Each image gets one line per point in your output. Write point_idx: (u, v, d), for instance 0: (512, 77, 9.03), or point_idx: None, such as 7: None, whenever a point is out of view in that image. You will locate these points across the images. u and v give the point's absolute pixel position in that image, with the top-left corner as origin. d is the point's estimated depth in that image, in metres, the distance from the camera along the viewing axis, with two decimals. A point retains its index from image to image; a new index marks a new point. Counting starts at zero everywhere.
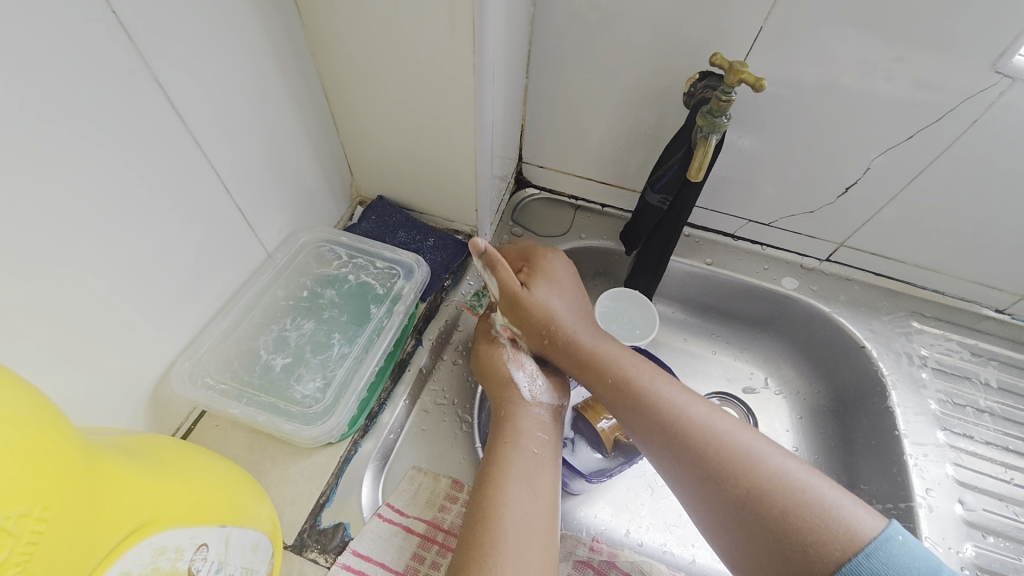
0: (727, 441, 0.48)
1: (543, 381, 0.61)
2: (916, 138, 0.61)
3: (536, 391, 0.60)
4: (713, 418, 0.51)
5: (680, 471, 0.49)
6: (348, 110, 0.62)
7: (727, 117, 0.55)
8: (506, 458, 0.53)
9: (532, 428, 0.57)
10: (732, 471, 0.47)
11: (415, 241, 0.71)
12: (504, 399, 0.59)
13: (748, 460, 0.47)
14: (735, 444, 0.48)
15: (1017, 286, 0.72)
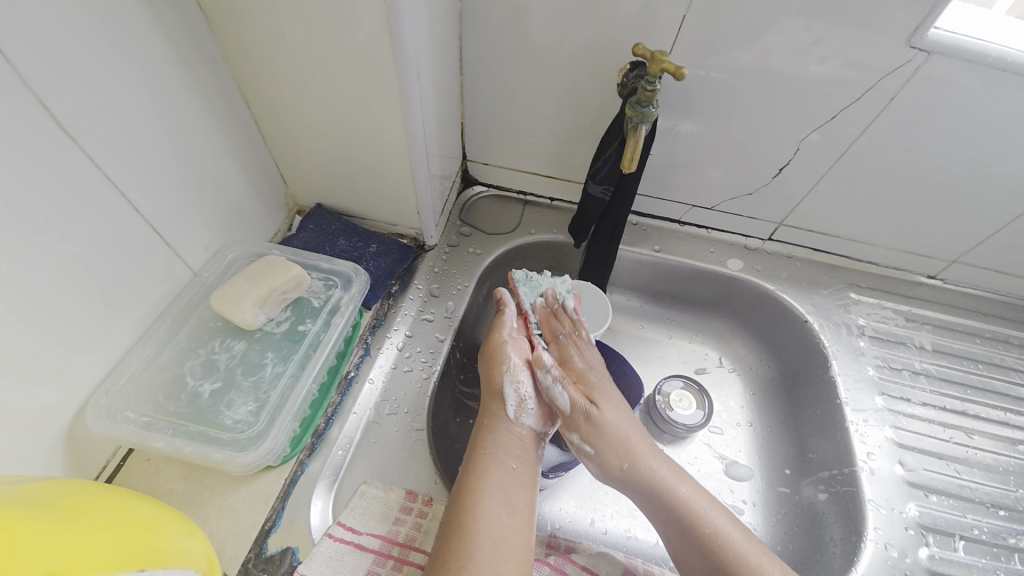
0: (719, 531, 0.53)
1: (533, 406, 0.59)
2: (840, 116, 0.63)
3: (523, 413, 0.59)
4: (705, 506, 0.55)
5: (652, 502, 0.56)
6: (271, 116, 0.59)
7: (654, 106, 0.54)
8: (482, 476, 0.53)
9: (514, 450, 0.56)
10: (713, 544, 0.53)
11: (357, 249, 0.69)
12: (492, 412, 0.59)
13: (731, 542, 0.53)
14: (723, 519, 0.55)
15: (941, 252, 0.76)
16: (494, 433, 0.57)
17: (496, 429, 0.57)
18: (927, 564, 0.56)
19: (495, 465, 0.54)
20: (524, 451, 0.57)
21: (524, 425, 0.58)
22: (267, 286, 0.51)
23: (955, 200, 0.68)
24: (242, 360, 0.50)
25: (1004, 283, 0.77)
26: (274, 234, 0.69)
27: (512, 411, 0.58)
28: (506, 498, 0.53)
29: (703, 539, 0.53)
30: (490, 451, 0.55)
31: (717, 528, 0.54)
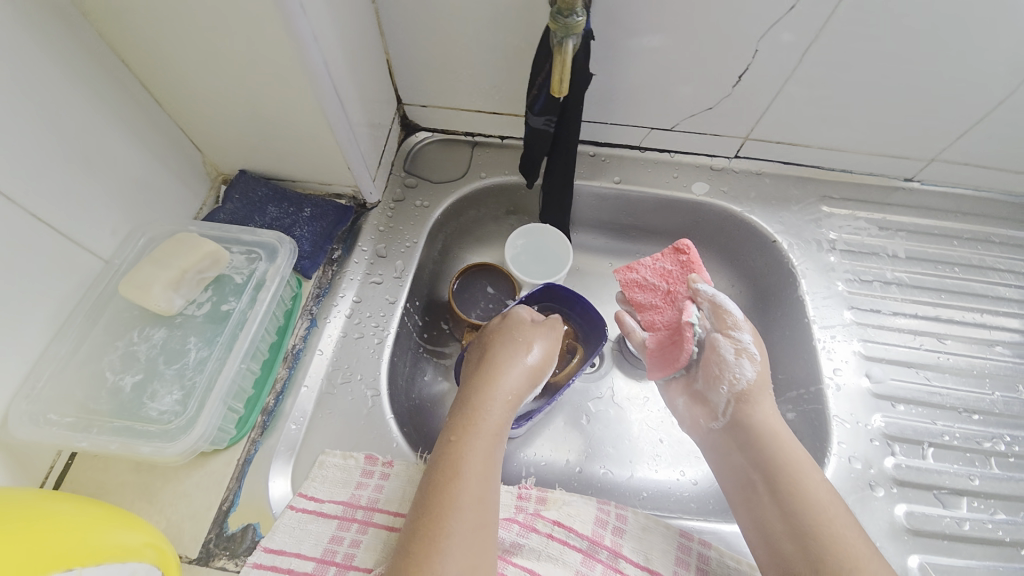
0: (779, 437, 0.49)
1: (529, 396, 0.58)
2: (798, 7, 0.56)
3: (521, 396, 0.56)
4: (778, 423, 0.50)
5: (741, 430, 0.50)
6: (158, 76, 0.52)
7: (579, 14, 0.47)
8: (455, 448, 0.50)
9: (493, 433, 0.52)
10: (783, 459, 0.48)
11: (288, 215, 0.64)
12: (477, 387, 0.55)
13: (791, 462, 0.47)
14: (787, 434, 0.49)
15: (917, 151, 0.71)
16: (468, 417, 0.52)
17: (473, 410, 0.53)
18: (892, 473, 0.55)
19: (472, 451, 0.50)
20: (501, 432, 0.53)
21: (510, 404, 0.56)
22: (178, 267, 0.48)
23: (930, 91, 0.63)
24: (163, 347, 0.48)
25: (983, 179, 0.73)
26: (197, 209, 0.63)
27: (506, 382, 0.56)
28: (483, 483, 0.48)
29: (770, 466, 0.48)
30: (465, 438, 0.51)
31: (781, 450, 0.48)
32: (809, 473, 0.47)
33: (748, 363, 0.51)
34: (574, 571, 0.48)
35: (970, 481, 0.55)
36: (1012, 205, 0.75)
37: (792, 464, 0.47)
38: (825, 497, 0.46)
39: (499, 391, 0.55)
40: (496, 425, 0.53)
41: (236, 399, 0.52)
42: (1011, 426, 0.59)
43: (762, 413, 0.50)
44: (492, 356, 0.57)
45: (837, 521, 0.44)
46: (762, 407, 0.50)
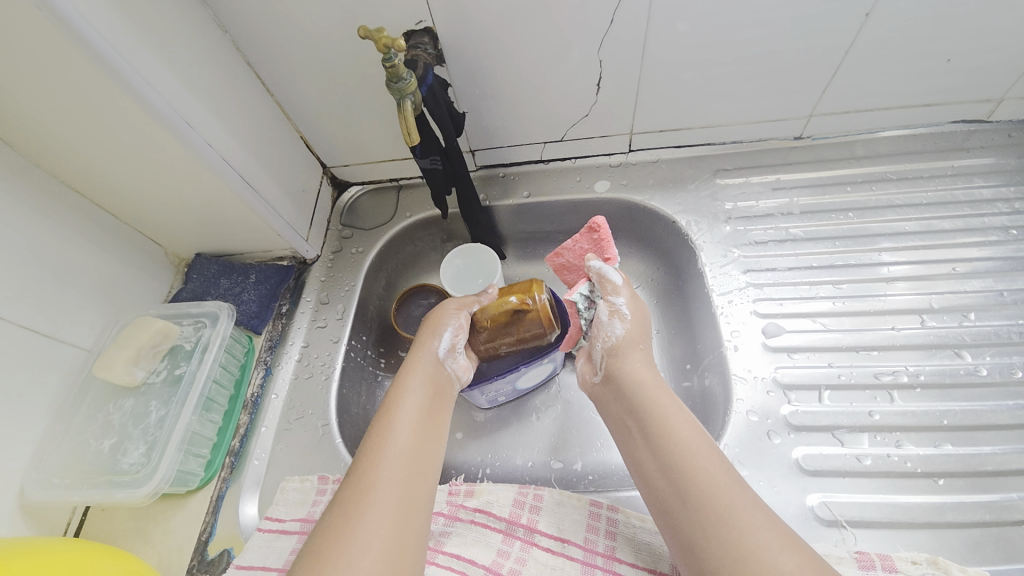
0: (645, 383, 0.56)
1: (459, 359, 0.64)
2: (619, 18, 0.62)
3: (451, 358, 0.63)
4: (647, 375, 0.57)
5: (620, 386, 0.58)
6: (107, 197, 0.65)
7: (408, 77, 0.56)
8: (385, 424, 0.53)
9: (423, 406, 0.56)
10: (647, 399, 0.54)
11: (238, 284, 0.75)
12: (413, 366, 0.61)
13: (660, 404, 0.54)
14: (657, 384, 0.56)
15: (792, 112, 0.74)
16: (415, 373, 0.59)
17: (419, 368, 0.60)
18: (788, 420, 0.58)
19: (409, 403, 0.56)
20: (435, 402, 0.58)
21: (450, 369, 0.63)
22: (134, 346, 0.59)
23: (775, 57, 0.67)
24: (132, 413, 0.60)
25: (869, 121, 0.75)
26: (166, 292, 0.75)
27: (443, 353, 0.62)
28: (417, 432, 0.54)
29: (640, 413, 0.54)
30: (407, 391, 0.57)
31: (650, 397, 0.54)
32: (672, 412, 0.53)
33: (619, 323, 0.60)
34: (496, 550, 0.55)
35: (869, 417, 0.57)
36: (908, 140, 0.76)
37: (659, 408, 0.53)
38: (686, 430, 0.51)
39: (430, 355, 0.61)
40: (433, 386, 0.59)
41: (199, 446, 0.61)
42: (915, 357, 0.61)
43: (631, 368, 0.58)
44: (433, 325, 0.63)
45: (697, 449, 0.49)
46: (632, 361, 0.59)
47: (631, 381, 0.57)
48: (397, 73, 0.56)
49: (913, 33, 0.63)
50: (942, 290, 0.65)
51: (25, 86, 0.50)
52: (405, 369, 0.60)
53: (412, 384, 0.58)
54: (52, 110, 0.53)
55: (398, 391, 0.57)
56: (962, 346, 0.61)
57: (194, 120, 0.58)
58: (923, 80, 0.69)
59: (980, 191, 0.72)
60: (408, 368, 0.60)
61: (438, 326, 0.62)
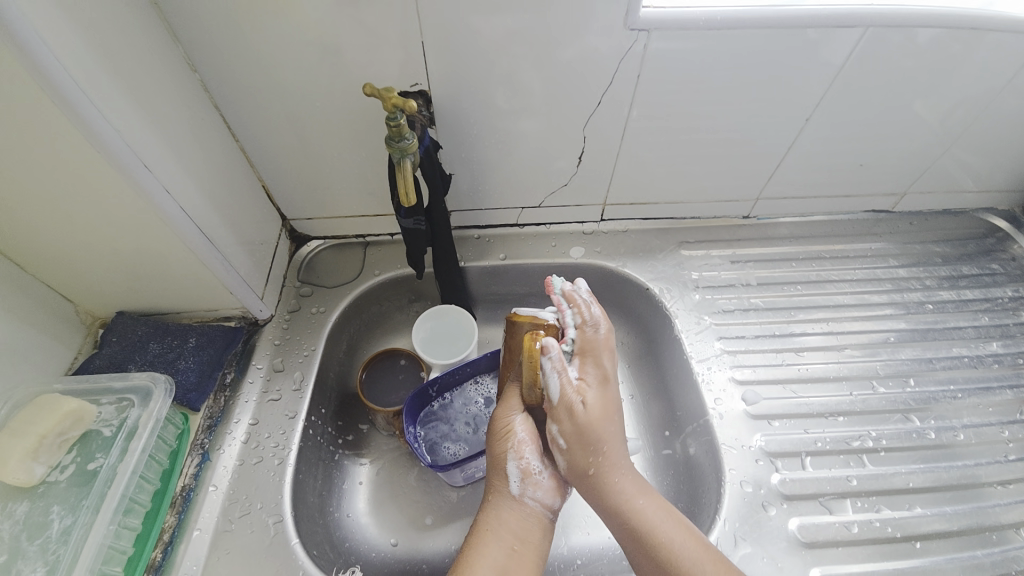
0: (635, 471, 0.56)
1: (541, 480, 0.56)
2: (604, 101, 0.67)
3: (527, 488, 0.56)
4: (615, 478, 0.54)
5: (597, 492, 0.55)
6: (18, 248, 0.54)
7: (410, 139, 0.57)
8: (482, 548, 0.52)
9: (516, 535, 0.53)
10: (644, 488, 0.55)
11: (172, 349, 0.63)
12: (495, 489, 0.56)
13: (641, 512, 0.53)
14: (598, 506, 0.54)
15: (743, 195, 0.83)
16: (498, 517, 0.54)
17: (501, 510, 0.55)
18: (779, 488, 0.61)
19: (485, 553, 0.51)
20: (528, 534, 0.54)
21: (533, 500, 0.55)
22: (35, 435, 0.48)
23: (733, 146, 0.75)
24: (22, 525, 0.47)
25: (805, 206, 0.86)
26: (71, 360, 0.62)
27: (518, 486, 0.56)
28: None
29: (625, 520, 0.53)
30: (491, 540, 0.52)
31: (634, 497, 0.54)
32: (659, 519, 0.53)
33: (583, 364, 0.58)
34: None
35: (848, 482, 0.63)
36: (835, 224, 0.88)
37: (633, 513, 0.53)
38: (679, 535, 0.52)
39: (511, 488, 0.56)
40: (518, 528, 0.54)
41: (111, 564, 0.49)
42: (875, 422, 0.68)
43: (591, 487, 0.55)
44: (497, 450, 0.57)
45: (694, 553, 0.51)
46: (600, 474, 0.54)
47: (614, 487, 0.54)
48: (399, 134, 0.57)
49: (840, 135, 0.74)
50: (882, 357, 0.74)
51: None
52: (489, 514, 0.55)
53: (494, 528, 0.53)
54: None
55: (478, 535, 0.53)
56: (909, 411, 0.69)
57: (153, 162, 0.51)
58: (846, 174, 0.80)
59: (896, 270, 0.84)
60: (492, 511, 0.55)
61: (497, 462, 0.57)
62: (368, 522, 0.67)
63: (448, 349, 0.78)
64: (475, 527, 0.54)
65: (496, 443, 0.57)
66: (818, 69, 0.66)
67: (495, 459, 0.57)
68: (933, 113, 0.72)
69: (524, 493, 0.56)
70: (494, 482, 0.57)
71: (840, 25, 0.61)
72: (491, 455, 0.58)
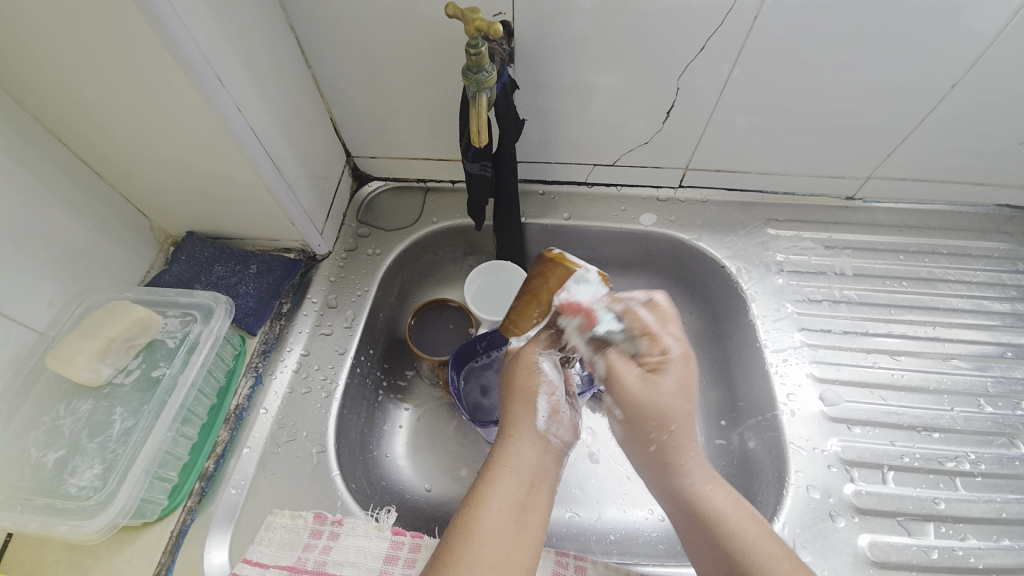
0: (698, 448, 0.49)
1: (565, 417, 0.52)
2: (708, 47, 0.58)
3: (551, 425, 0.51)
4: (683, 445, 0.48)
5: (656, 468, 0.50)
6: (101, 157, 0.56)
7: (488, 71, 0.52)
8: (497, 487, 0.47)
9: (534, 474, 0.48)
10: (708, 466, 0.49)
11: (234, 273, 0.64)
12: (515, 420, 0.51)
13: (710, 500, 0.47)
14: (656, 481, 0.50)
15: (853, 172, 0.72)
16: (518, 454, 0.49)
17: (520, 445, 0.49)
18: (851, 500, 0.56)
19: (499, 490, 0.46)
20: (540, 474, 0.49)
21: (555, 437, 0.51)
22: (104, 337, 0.50)
23: (853, 113, 0.64)
24: (88, 420, 0.49)
25: (924, 192, 0.74)
26: (144, 273, 0.65)
27: (543, 423, 0.51)
28: (508, 524, 0.45)
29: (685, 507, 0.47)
30: (507, 475, 0.47)
31: (697, 475, 0.48)
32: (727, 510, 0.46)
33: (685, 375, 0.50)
34: None
35: (935, 505, 0.56)
36: (957, 216, 0.76)
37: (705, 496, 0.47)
38: (752, 532, 0.45)
39: (532, 424, 0.51)
40: (535, 466, 0.49)
41: (167, 468, 0.51)
42: (976, 444, 0.59)
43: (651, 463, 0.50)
44: (521, 382, 0.53)
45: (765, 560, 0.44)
46: (669, 458, 0.49)
47: (679, 470, 0.48)
48: (476, 64, 0.52)
49: (988, 112, 0.62)
50: (995, 373, 0.64)
51: (26, 12, 0.42)
52: (508, 446, 0.50)
53: (513, 464, 0.48)
54: (61, 49, 0.45)
55: (493, 474, 0.48)
56: (1018, 437, 0.60)
57: (225, 75, 0.50)
58: (986, 159, 0.68)
59: None
60: (510, 448, 0.49)
61: (529, 393, 0.52)
62: (404, 465, 0.67)
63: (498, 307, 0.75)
64: (492, 465, 0.49)
65: (515, 376, 0.53)
66: (987, 24, 0.53)
67: (512, 390, 0.53)
68: None
69: (547, 431, 0.51)
70: (511, 413, 0.51)
71: None
72: (510, 380, 0.53)
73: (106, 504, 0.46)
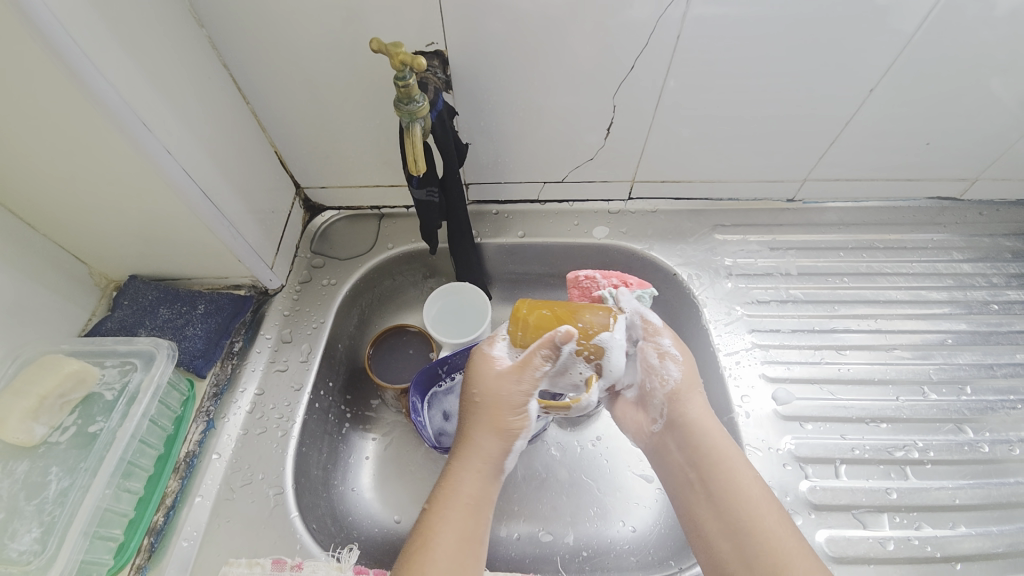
0: (712, 430, 0.53)
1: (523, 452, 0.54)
2: (638, 66, 0.61)
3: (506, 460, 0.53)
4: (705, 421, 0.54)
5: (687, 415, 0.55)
6: (30, 207, 0.54)
7: (419, 101, 0.53)
8: (445, 508, 0.48)
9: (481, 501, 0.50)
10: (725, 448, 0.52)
11: (181, 315, 0.63)
12: (473, 448, 0.52)
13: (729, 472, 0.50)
14: (677, 456, 0.53)
15: (789, 176, 0.75)
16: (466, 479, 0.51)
17: (468, 471, 0.51)
18: (808, 497, 0.57)
19: (450, 517, 0.48)
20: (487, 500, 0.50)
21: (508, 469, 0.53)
22: (36, 395, 0.49)
23: (781, 120, 0.67)
24: (22, 483, 0.47)
25: (857, 191, 0.77)
26: (86, 321, 0.63)
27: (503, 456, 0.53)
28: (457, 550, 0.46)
29: (704, 480, 0.50)
30: (452, 500, 0.49)
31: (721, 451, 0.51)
32: (745, 479, 0.50)
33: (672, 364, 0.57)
34: None
35: (887, 495, 0.57)
36: (891, 211, 0.79)
37: (724, 469, 0.50)
38: (761, 510, 0.48)
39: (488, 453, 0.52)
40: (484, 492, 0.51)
41: (110, 526, 0.49)
42: (923, 431, 0.62)
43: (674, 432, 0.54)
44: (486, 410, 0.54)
45: (769, 523, 0.47)
46: (691, 424, 0.53)
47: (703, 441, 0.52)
48: (407, 96, 0.53)
49: (903, 113, 0.66)
50: (936, 360, 0.67)
51: None
52: (456, 473, 0.51)
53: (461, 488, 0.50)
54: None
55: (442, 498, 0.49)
56: (962, 421, 0.63)
57: (153, 118, 0.49)
58: (906, 157, 0.72)
59: (959, 265, 0.75)
60: (460, 471, 0.51)
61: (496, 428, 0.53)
62: (371, 498, 0.66)
63: (459, 329, 0.75)
64: (440, 487, 0.51)
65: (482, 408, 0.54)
66: (886, 34, 0.57)
67: (475, 419, 0.54)
68: (1012, 91, 0.63)
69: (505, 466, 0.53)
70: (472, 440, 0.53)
71: None
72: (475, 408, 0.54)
73: (43, 571, 0.44)
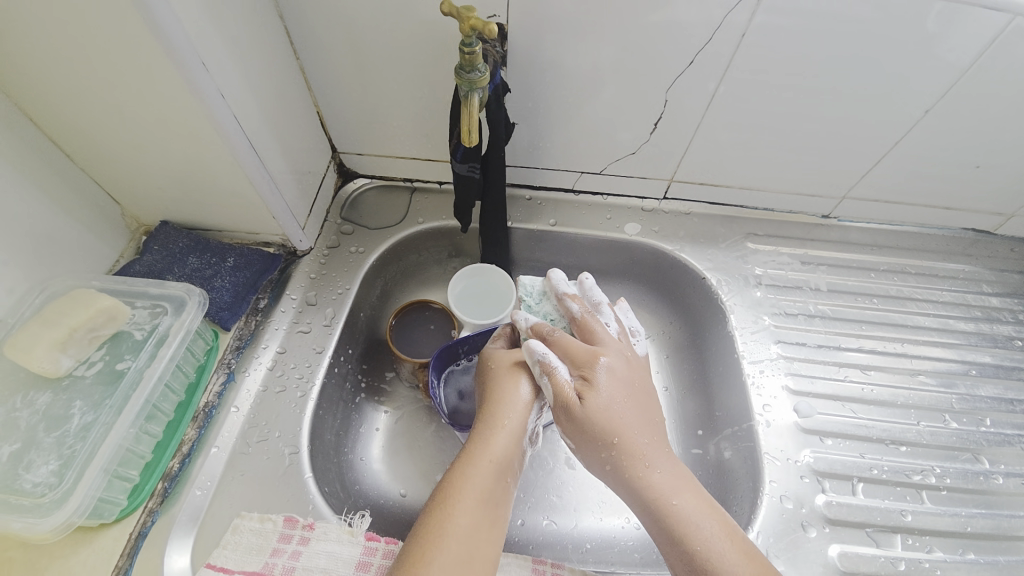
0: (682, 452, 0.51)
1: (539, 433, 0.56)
2: (696, 63, 0.59)
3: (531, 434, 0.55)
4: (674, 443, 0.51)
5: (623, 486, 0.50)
6: (73, 139, 0.53)
7: (480, 71, 0.52)
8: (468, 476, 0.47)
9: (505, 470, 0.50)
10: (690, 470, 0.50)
11: (210, 266, 0.62)
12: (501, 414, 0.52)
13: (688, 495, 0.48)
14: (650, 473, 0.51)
15: (828, 192, 0.75)
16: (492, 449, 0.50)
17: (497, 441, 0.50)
18: (823, 511, 0.57)
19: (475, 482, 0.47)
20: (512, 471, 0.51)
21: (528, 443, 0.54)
22: (67, 326, 0.48)
23: (831, 134, 0.66)
24: (45, 413, 0.47)
25: (894, 214, 0.77)
26: (113, 262, 0.62)
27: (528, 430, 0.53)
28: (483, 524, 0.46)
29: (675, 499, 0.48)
30: (477, 470, 0.48)
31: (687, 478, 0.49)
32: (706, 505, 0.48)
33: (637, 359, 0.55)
34: None
35: (901, 517, 0.57)
36: (925, 238, 0.79)
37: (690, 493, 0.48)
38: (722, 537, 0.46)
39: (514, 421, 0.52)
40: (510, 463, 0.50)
41: (128, 466, 0.49)
42: (941, 458, 0.62)
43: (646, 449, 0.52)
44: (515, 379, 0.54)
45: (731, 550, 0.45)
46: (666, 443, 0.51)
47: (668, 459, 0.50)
48: (469, 64, 0.52)
49: (954, 140, 0.65)
50: (959, 390, 0.67)
51: None
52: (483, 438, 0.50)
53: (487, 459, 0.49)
54: (36, 23, 0.43)
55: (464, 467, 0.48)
56: (980, 452, 0.62)
57: (209, 61, 0.48)
58: (950, 185, 0.71)
59: (988, 298, 0.75)
60: (489, 439, 0.50)
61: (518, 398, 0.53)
62: (380, 468, 0.66)
63: (482, 311, 0.74)
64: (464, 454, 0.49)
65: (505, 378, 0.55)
66: (954, 56, 0.56)
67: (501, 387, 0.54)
68: None
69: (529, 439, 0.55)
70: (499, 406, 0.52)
71: (993, 7, 0.51)
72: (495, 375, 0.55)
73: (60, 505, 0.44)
